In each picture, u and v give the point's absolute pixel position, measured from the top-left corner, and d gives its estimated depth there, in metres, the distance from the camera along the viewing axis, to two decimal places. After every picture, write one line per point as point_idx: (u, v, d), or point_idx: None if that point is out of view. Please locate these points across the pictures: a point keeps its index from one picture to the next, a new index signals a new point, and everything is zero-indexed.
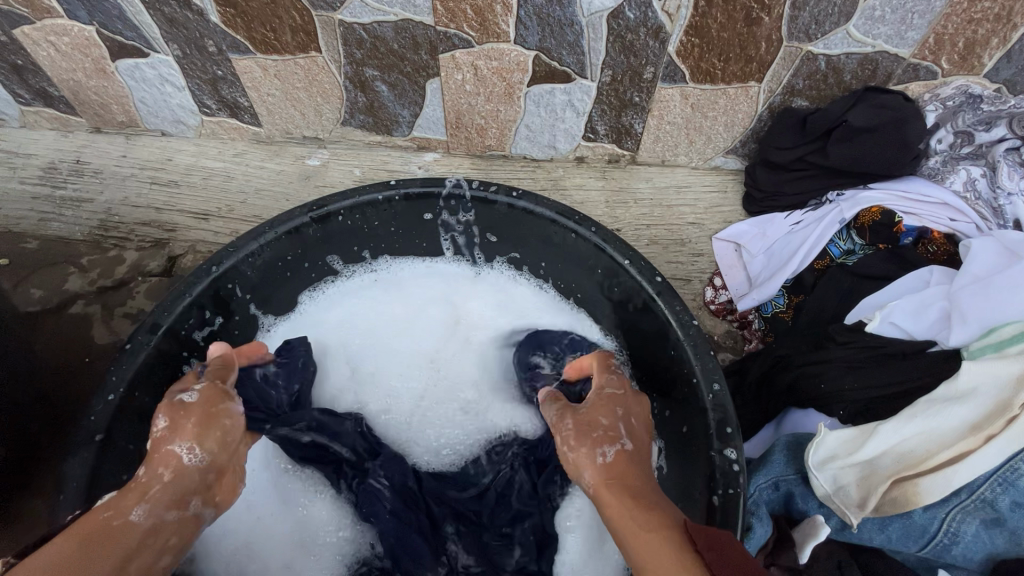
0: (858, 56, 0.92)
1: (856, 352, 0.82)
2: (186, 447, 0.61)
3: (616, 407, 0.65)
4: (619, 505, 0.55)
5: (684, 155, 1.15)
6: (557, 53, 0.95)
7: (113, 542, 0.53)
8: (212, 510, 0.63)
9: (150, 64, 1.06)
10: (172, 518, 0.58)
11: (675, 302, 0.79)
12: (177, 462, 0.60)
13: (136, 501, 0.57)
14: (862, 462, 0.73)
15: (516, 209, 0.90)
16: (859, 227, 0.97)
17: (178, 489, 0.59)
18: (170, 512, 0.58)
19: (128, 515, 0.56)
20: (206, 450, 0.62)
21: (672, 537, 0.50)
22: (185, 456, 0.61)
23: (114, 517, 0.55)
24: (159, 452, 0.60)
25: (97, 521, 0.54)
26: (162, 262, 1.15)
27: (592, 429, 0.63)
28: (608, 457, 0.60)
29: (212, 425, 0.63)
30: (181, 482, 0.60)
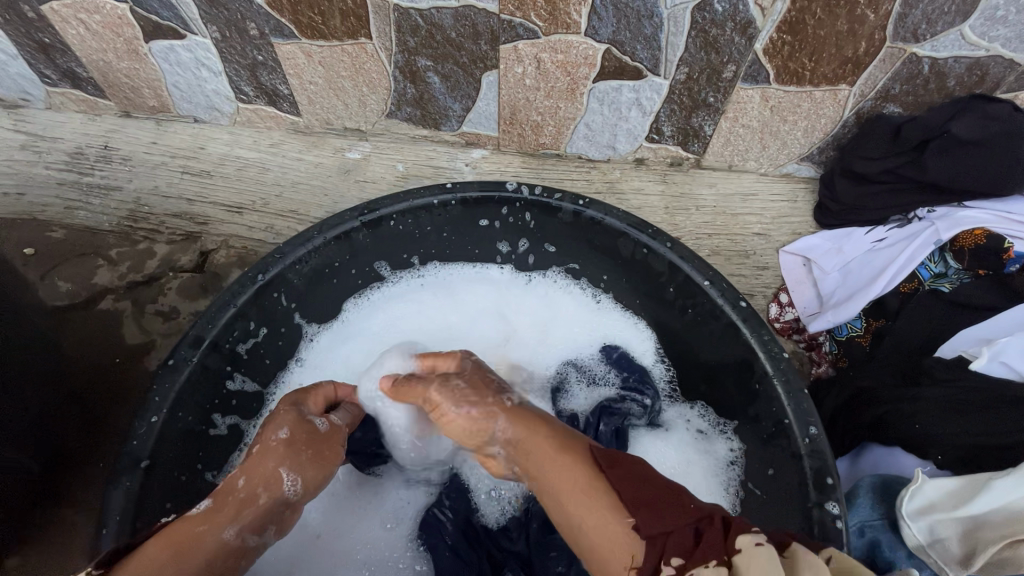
0: (968, 61, 0.83)
1: (957, 391, 0.76)
2: (290, 477, 0.66)
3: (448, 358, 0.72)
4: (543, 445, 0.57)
5: (753, 160, 1.06)
6: (631, 47, 0.87)
7: (196, 553, 0.58)
8: (276, 539, 0.67)
9: (186, 47, 0.99)
10: (252, 542, 0.63)
11: (763, 331, 0.71)
12: (277, 485, 0.65)
13: (231, 517, 0.61)
14: (968, 517, 0.66)
15: (582, 219, 0.82)
16: (957, 250, 0.91)
17: (267, 513, 0.64)
18: (252, 534, 0.62)
19: (222, 530, 0.60)
20: (301, 485, 0.67)
21: (582, 467, 0.54)
22: (287, 484, 0.65)
23: (209, 529, 0.59)
24: (262, 471, 0.64)
25: (191, 530, 0.58)
26: (194, 257, 1.09)
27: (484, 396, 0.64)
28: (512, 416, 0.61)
29: (319, 463, 0.68)
30: (271, 509, 0.64)
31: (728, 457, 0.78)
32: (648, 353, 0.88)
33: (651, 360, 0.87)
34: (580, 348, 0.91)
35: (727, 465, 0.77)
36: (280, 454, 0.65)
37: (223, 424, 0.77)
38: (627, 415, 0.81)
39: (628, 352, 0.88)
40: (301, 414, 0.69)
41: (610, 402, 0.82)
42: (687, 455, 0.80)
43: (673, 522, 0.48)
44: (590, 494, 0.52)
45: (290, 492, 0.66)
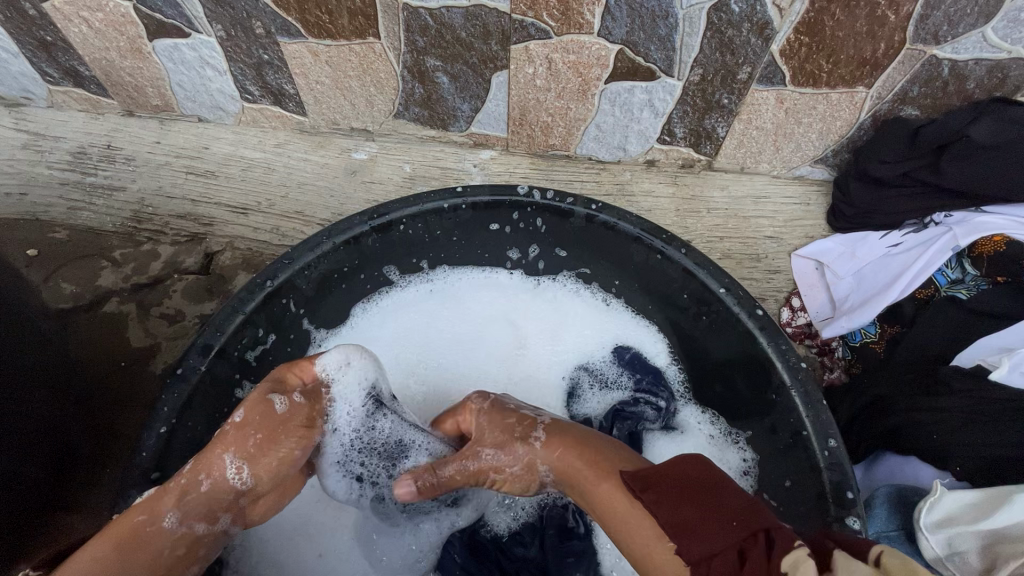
0: (989, 63, 0.82)
1: (975, 402, 0.74)
2: (235, 465, 0.64)
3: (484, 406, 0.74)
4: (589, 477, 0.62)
5: (766, 162, 1.05)
6: (645, 47, 0.85)
7: (141, 548, 0.60)
8: (239, 525, 0.68)
9: (191, 45, 0.98)
10: (200, 529, 0.63)
11: (781, 340, 0.70)
12: (220, 475, 0.64)
13: (172, 505, 0.61)
14: (988, 531, 0.65)
15: (595, 223, 0.81)
16: (976, 256, 0.89)
17: (211, 502, 0.64)
18: (200, 524, 0.63)
19: (162, 521, 0.61)
20: (249, 475, 0.65)
21: (621, 492, 0.59)
22: (231, 474, 0.64)
23: (147, 521, 0.60)
24: (205, 460, 0.63)
25: (133, 523, 0.60)
26: (199, 259, 1.07)
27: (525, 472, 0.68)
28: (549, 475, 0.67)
29: (273, 450, 0.66)
30: (215, 497, 0.64)
31: (741, 467, 0.77)
32: (662, 356, 0.86)
33: (664, 362, 0.86)
34: (591, 353, 0.89)
35: (741, 475, 0.76)
36: (224, 442, 0.64)
37: None
38: (641, 419, 0.80)
39: (641, 352, 0.87)
40: (263, 394, 0.67)
41: (624, 406, 0.81)
42: None
43: (719, 540, 0.49)
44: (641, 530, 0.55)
45: (237, 480, 0.65)
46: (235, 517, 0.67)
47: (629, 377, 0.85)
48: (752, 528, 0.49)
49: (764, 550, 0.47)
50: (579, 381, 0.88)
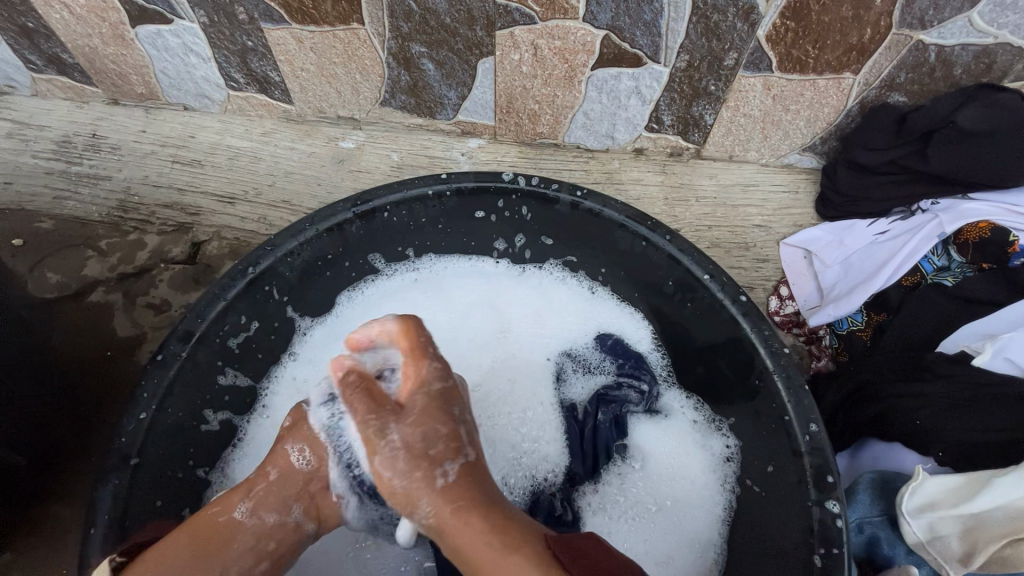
0: (976, 48, 0.81)
1: (958, 388, 0.74)
2: (297, 450, 0.67)
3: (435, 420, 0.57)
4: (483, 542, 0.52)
5: (755, 150, 1.05)
6: (630, 32, 0.84)
7: (217, 538, 0.60)
8: (312, 523, 0.66)
9: (174, 32, 0.97)
10: (271, 521, 0.63)
11: (764, 325, 0.70)
12: (285, 462, 0.66)
13: (241, 496, 0.63)
14: (969, 515, 0.65)
15: (580, 210, 0.81)
16: (961, 242, 0.89)
17: (281, 490, 0.64)
18: (270, 514, 0.63)
19: (232, 512, 0.62)
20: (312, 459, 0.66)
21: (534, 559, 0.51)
22: (296, 458, 0.66)
23: (221, 512, 0.62)
24: (274, 452, 0.67)
25: (207, 517, 0.61)
26: (186, 249, 1.07)
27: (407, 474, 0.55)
28: (428, 506, 0.55)
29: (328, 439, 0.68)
30: (286, 486, 0.65)
31: (724, 453, 0.76)
32: (645, 342, 0.86)
33: (647, 348, 0.86)
34: (577, 342, 0.89)
35: (724, 461, 0.76)
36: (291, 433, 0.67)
37: (215, 420, 0.76)
38: (624, 402, 0.81)
39: (622, 339, 0.87)
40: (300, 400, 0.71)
41: (608, 390, 0.82)
42: (686, 447, 0.78)
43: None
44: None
45: (306, 466, 0.66)
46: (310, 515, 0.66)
47: (609, 363, 0.85)
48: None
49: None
50: (563, 370, 0.87)
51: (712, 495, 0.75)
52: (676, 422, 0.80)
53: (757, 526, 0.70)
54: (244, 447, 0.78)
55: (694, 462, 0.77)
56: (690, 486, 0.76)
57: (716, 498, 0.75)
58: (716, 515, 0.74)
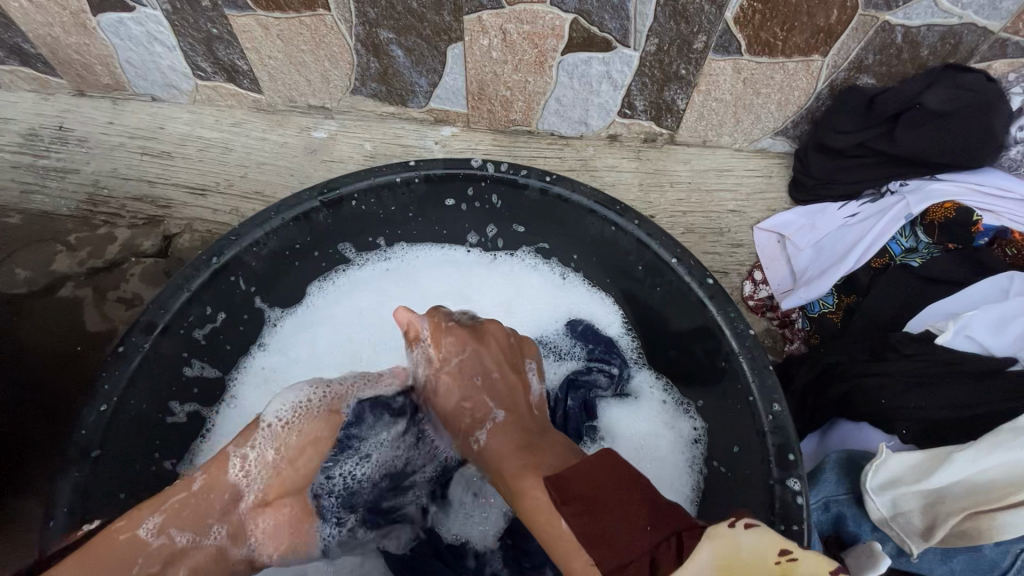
0: (941, 29, 0.81)
1: (922, 366, 0.76)
2: (239, 458, 0.66)
3: (474, 376, 0.73)
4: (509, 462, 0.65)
5: (728, 135, 1.05)
6: (598, 16, 0.84)
7: (106, 555, 0.58)
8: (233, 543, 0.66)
9: (136, 20, 0.95)
10: (183, 542, 0.62)
11: (730, 308, 0.70)
12: (221, 475, 0.65)
13: (151, 510, 0.61)
14: (930, 490, 0.66)
15: (549, 196, 0.80)
16: (928, 223, 0.89)
17: (194, 514, 0.63)
18: (184, 534, 0.62)
19: (137, 528, 0.60)
20: (254, 483, 0.66)
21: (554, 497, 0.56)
22: (235, 468, 0.66)
23: (123, 529, 0.60)
24: (216, 458, 0.66)
25: (109, 532, 0.59)
26: (157, 242, 1.04)
27: (460, 413, 0.72)
28: (483, 437, 0.70)
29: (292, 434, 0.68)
30: (210, 501, 0.64)
31: (691, 435, 0.78)
32: (614, 327, 0.87)
33: (617, 331, 0.87)
34: (547, 328, 0.89)
35: (691, 443, 0.77)
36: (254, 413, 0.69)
37: (181, 412, 0.76)
38: (592, 387, 0.82)
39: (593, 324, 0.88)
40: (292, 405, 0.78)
41: (577, 375, 0.83)
42: (655, 427, 0.80)
43: (634, 543, 0.50)
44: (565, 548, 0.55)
45: (239, 479, 0.66)
46: (234, 537, 0.66)
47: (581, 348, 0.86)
48: (664, 533, 0.50)
49: (674, 556, 0.48)
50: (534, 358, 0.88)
51: (680, 476, 0.76)
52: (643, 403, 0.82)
53: (722, 506, 0.71)
54: (210, 439, 0.79)
55: (661, 445, 0.78)
56: (660, 470, 0.77)
57: (683, 480, 0.76)
58: (683, 496, 0.75)
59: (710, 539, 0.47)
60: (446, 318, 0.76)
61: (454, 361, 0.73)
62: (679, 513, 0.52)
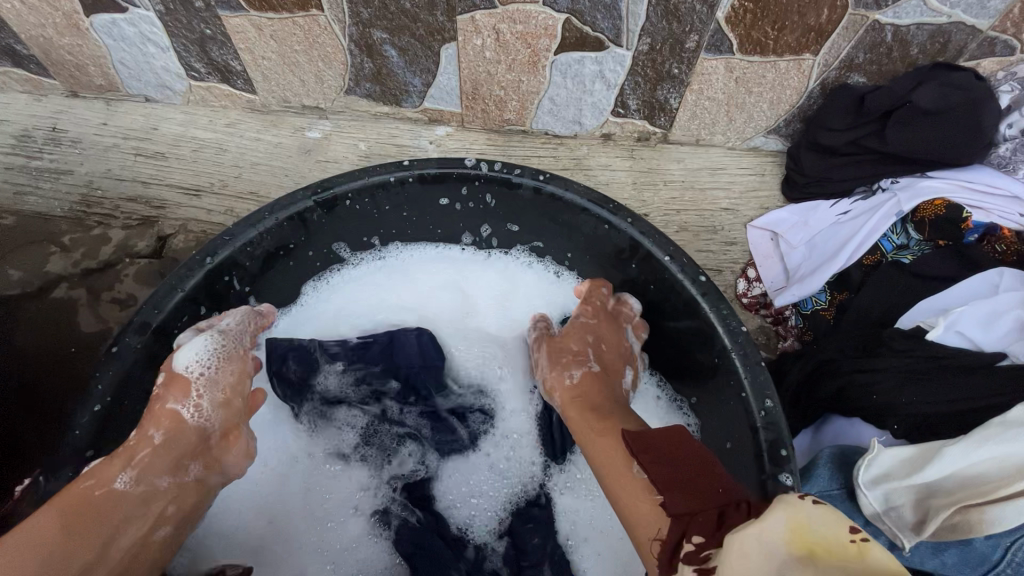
0: (930, 28, 0.82)
1: (913, 362, 0.76)
2: (187, 407, 0.65)
3: (587, 335, 0.77)
4: (581, 416, 0.69)
5: (721, 134, 1.05)
6: (591, 16, 0.84)
7: (94, 513, 0.57)
8: (212, 475, 0.67)
9: (129, 21, 0.95)
10: (164, 484, 0.62)
11: (723, 305, 0.70)
12: (173, 419, 0.64)
13: (121, 467, 0.60)
14: (920, 485, 0.67)
15: (543, 195, 0.80)
16: (918, 220, 0.90)
17: (164, 456, 0.62)
18: (161, 477, 0.62)
19: (113, 483, 0.59)
20: (213, 419, 0.67)
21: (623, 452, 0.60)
22: (184, 412, 0.65)
23: (98, 485, 0.58)
24: (154, 414, 0.64)
25: (81, 491, 0.57)
26: (151, 243, 1.04)
27: (563, 352, 0.77)
28: (576, 376, 0.74)
29: (221, 368, 0.69)
30: (176, 446, 0.63)
31: None
32: None
33: None
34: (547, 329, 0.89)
35: None
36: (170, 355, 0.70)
37: None
38: None
39: None
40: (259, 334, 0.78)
41: None
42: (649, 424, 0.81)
43: (700, 503, 0.51)
44: (621, 483, 0.58)
45: (197, 422, 0.65)
46: (209, 466, 0.66)
47: None
48: (727, 500, 0.51)
49: (744, 517, 0.48)
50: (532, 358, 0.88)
51: None
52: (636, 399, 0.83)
53: None
54: None
55: None
56: None
57: None
58: None
59: (780, 506, 0.44)
60: (610, 301, 0.81)
61: (585, 322, 0.78)
62: (719, 492, 0.52)
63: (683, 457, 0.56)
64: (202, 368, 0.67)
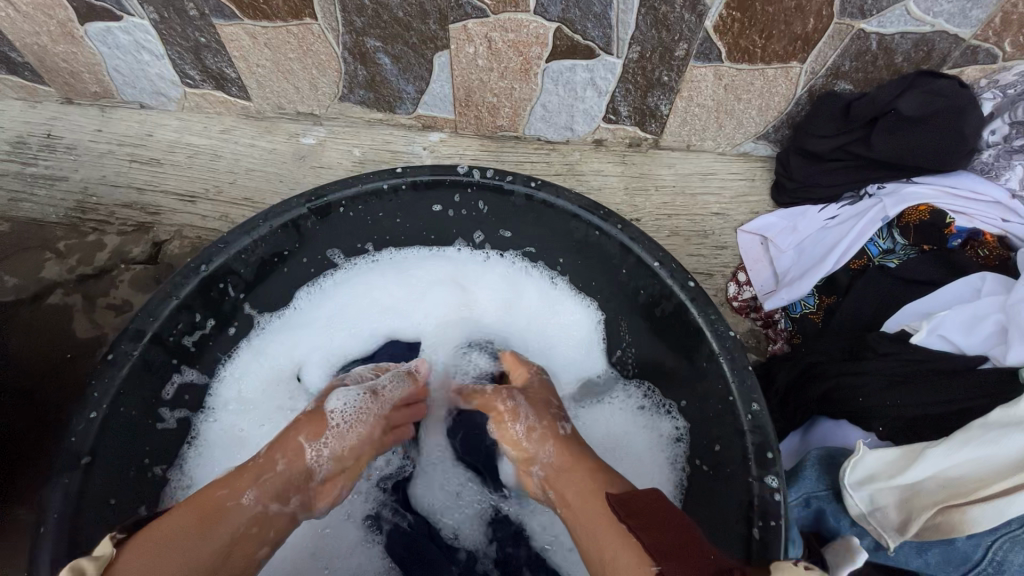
0: (914, 37, 0.84)
1: (897, 365, 0.78)
2: (314, 448, 0.69)
3: (551, 396, 0.78)
4: (577, 472, 0.66)
5: (711, 140, 1.07)
6: (581, 25, 0.85)
7: (221, 520, 0.59)
8: (305, 511, 0.69)
9: (124, 29, 0.96)
10: (274, 509, 0.64)
11: (711, 310, 0.71)
12: (297, 454, 0.68)
13: (249, 485, 0.63)
14: (904, 485, 0.68)
15: (535, 202, 0.81)
16: (903, 225, 0.92)
17: (282, 484, 0.65)
18: (274, 503, 0.64)
19: (240, 497, 0.62)
20: (325, 465, 0.69)
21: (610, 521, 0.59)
22: (311, 453, 0.68)
23: (229, 497, 0.61)
24: (285, 443, 0.68)
25: (214, 497, 0.60)
26: (147, 249, 1.05)
27: (548, 406, 0.75)
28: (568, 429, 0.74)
29: (360, 423, 0.72)
30: (291, 477, 0.66)
31: (673, 434, 0.80)
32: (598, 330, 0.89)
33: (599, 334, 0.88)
34: (544, 333, 0.91)
35: (674, 441, 0.79)
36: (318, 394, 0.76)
37: (172, 417, 0.77)
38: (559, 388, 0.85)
39: (577, 327, 0.90)
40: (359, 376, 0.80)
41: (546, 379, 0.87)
42: (637, 426, 0.83)
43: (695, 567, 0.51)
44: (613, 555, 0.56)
45: (315, 462, 0.68)
46: (304, 507, 0.68)
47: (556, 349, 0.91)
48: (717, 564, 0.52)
49: None
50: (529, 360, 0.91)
51: (661, 475, 0.79)
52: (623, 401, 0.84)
53: (705, 503, 0.73)
54: (200, 446, 0.79)
55: (642, 446, 0.81)
56: (639, 472, 0.80)
57: (664, 479, 0.78)
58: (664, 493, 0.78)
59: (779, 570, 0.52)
60: (543, 374, 0.81)
61: (534, 384, 0.79)
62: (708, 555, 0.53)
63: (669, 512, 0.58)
64: (342, 415, 0.72)
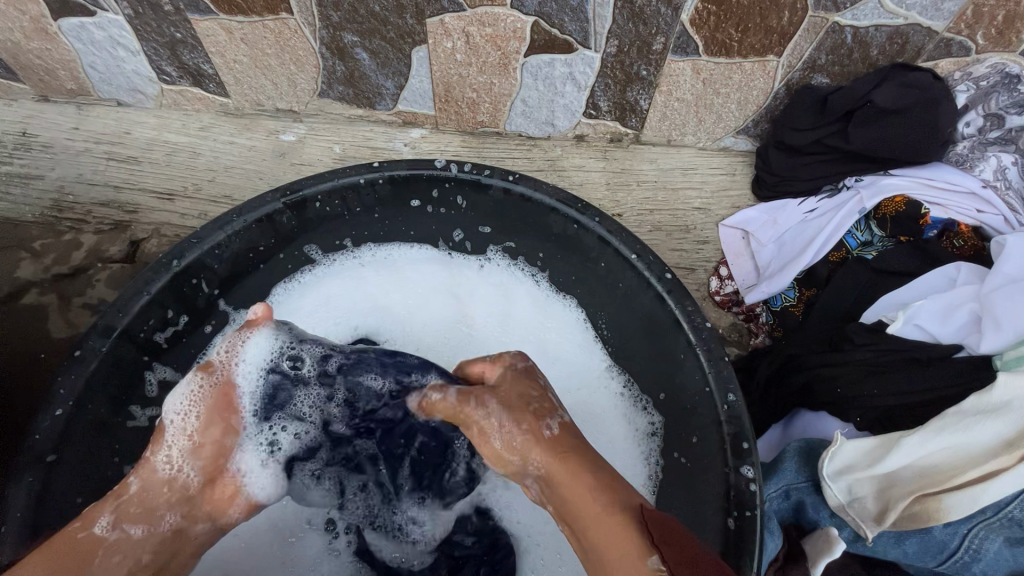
0: (889, 29, 0.84)
1: (876, 356, 0.78)
2: (164, 458, 0.63)
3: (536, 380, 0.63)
4: (575, 480, 0.55)
5: (692, 134, 1.07)
6: (558, 18, 0.85)
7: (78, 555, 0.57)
8: (198, 524, 0.65)
9: (98, 25, 0.95)
10: (138, 534, 0.61)
11: (687, 302, 0.71)
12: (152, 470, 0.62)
13: (103, 510, 0.60)
14: (881, 475, 0.69)
15: (512, 195, 0.80)
16: (880, 217, 0.92)
17: (147, 503, 0.62)
18: (137, 526, 0.61)
19: (93, 526, 0.59)
20: (187, 467, 0.63)
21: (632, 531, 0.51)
22: (162, 466, 0.63)
23: (82, 529, 0.59)
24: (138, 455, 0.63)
25: (67, 535, 0.58)
26: (124, 247, 1.03)
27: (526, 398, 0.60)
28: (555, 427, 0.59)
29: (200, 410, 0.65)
30: (151, 496, 0.62)
31: (649, 429, 0.80)
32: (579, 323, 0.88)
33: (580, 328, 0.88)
34: (534, 335, 0.89)
35: (648, 436, 0.79)
36: None
37: (144, 416, 0.76)
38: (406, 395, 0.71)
39: (560, 323, 0.89)
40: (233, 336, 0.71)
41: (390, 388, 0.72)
42: (613, 419, 0.82)
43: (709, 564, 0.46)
44: (619, 553, 0.50)
45: (172, 472, 0.63)
46: (190, 517, 0.64)
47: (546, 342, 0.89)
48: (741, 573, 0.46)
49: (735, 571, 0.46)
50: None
51: (637, 468, 0.79)
52: (602, 393, 0.84)
53: (682, 496, 0.72)
54: None
55: (618, 439, 0.81)
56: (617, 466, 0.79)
57: (639, 474, 0.78)
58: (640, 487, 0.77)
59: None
60: (523, 359, 0.65)
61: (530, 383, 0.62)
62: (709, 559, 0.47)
63: (668, 524, 0.51)
64: (183, 422, 0.64)
